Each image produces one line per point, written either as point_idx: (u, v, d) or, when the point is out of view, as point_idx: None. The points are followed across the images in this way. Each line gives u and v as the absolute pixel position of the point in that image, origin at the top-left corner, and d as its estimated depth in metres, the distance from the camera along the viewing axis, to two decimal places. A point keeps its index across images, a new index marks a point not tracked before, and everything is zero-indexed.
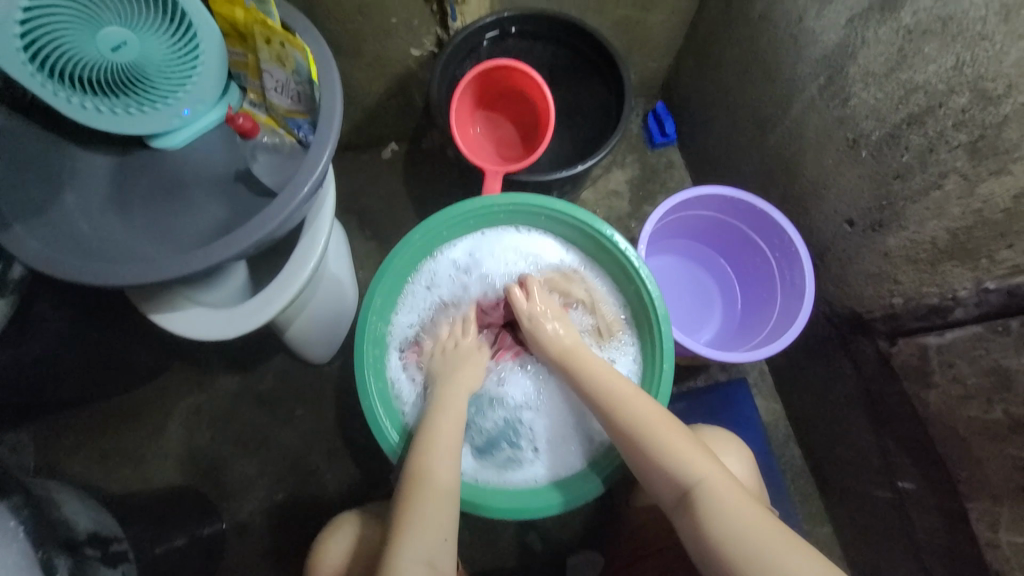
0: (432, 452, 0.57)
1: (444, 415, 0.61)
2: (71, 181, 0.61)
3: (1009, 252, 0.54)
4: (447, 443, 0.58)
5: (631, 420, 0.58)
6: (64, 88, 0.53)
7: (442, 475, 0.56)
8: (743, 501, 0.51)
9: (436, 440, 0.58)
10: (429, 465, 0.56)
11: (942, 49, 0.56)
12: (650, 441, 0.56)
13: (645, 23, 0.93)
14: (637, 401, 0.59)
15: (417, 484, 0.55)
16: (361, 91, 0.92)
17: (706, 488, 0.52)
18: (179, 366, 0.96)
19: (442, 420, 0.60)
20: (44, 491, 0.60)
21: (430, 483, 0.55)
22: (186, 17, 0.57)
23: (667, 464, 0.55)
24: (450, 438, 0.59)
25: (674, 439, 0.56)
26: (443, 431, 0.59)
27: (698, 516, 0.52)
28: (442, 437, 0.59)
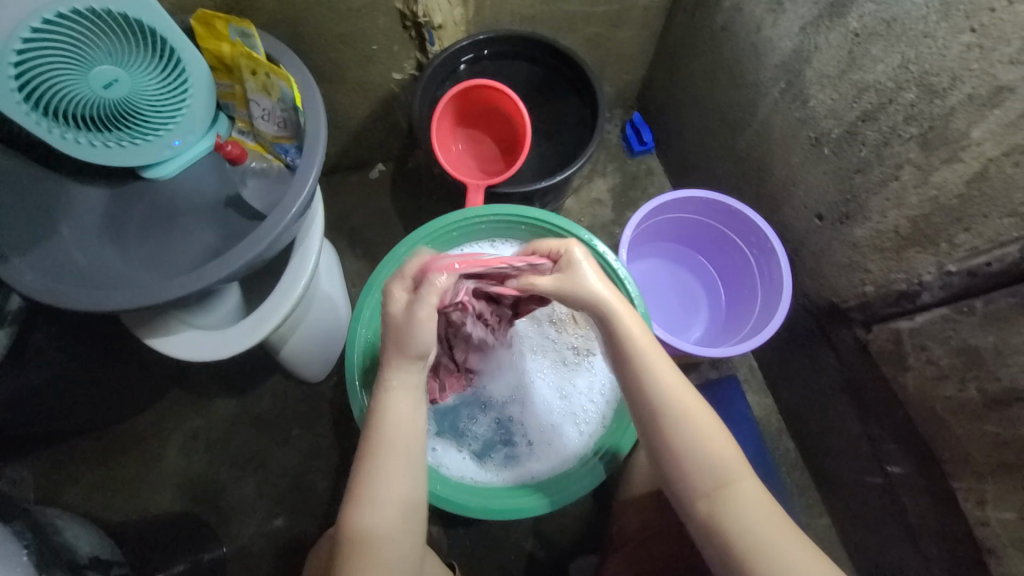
0: (382, 466, 0.51)
1: (392, 415, 0.52)
2: (65, 212, 0.63)
3: (966, 235, 0.57)
4: (397, 452, 0.51)
5: (670, 405, 0.52)
6: (58, 125, 0.56)
7: (394, 488, 0.51)
8: (766, 506, 0.49)
9: (383, 453, 0.51)
10: (378, 482, 0.50)
11: (887, 50, 0.60)
12: (683, 430, 0.51)
13: (616, 39, 0.97)
14: (675, 384, 0.53)
15: (361, 508, 0.50)
16: (346, 115, 0.96)
17: (736, 488, 0.50)
18: (176, 391, 0.96)
19: (391, 418, 0.52)
20: (46, 518, 0.60)
21: (380, 504, 0.50)
22: (176, 53, 0.60)
23: (697, 457, 0.51)
24: (402, 444, 0.52)
25: (709, 431, 0.52)
26: (396, 436, 0.52)
27: (721, 513, 0.49)
28: (393, 443, 0.51)
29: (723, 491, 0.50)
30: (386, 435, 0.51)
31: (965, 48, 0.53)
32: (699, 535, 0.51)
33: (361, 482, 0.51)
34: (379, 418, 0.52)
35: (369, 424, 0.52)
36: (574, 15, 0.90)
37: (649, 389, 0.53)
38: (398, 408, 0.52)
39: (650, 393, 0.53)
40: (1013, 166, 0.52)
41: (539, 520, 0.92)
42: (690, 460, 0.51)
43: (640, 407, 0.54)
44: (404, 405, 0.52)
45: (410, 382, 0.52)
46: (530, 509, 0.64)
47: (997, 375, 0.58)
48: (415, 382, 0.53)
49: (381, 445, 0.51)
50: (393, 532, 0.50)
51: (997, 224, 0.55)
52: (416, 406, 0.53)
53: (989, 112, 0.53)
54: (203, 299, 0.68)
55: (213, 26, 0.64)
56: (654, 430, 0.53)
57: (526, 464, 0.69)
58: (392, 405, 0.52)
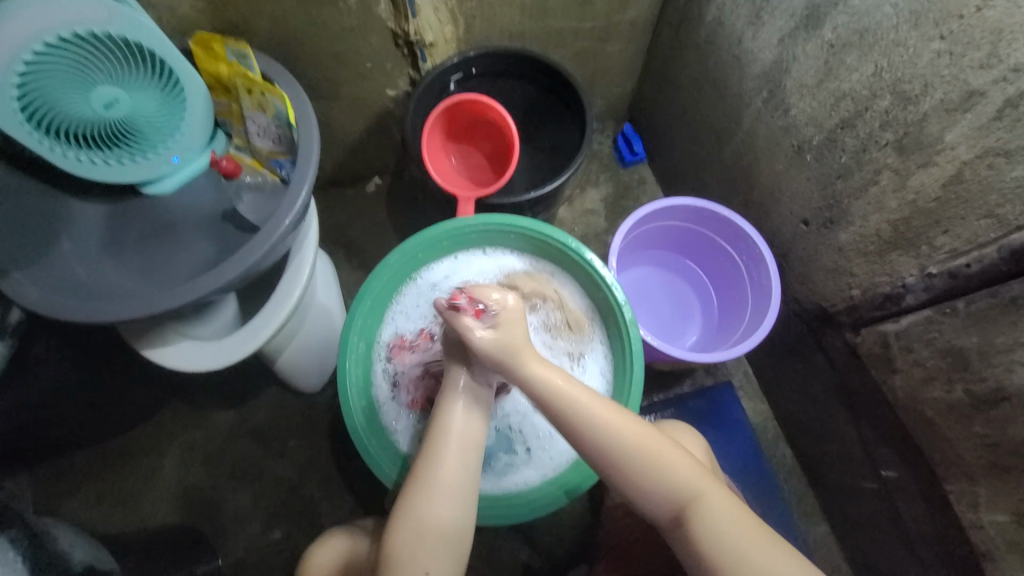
0: (444, 454, 0.53)
1: (458, 405, 0.56)
2: (67, 228, 0.65)
3: (945, 237, 0.58)
4: (458, 441, 0.54)
5: (617, 452, 0.52)
6: (59, 143, 0.58)
7: (453, 475, 0.53)
8: (734, 515, 0.50)
9: (445, 440, 0.54)
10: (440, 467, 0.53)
11: (861, 59, 0.61)
12: (634, 465, 0.52)
13: (605, 53, 0.99)
14: (615, 420, 0.53)
15: (424, 494, 0.52)
16: (342, 130, 0.98)
17: (700, 504, 0.51)
18: (175, 404, 0.97)
19: (455, 408, 0.56)
20: (43, 527, 0.61)
21: (439, 491, 0.52)
22: (174, 74, 0.62)
23: (656, 485, 0.51)
24: (463, 434, 0.55)
25: (662, 454, 0.52)
26: (457, 426, 0.55)
27: (689, 533, 0.50)
28: (455, 432, 0.55)
29: (688, 510, 0.51)
30: (450, 424, 0.55)
31: (936, 55, 0.55)
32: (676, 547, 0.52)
33: (422, 469, 0.53)
34: (446, 407, 0.56)
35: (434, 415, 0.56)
36: (562, 30, 0.92)
37: (590, 438, 0.53)
38: (464, 398, 0.56)
39: (592, 441, 0.53)
40: (987, 169, 0.53)
41: (535, 529, 0.91)
42: (649, 488, 0.52)
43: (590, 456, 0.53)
44: (467, 398, 0.57)
45: (473, 377, 0.58)
46: (538, 509, 0.66)
47: (983, 376, 0.58)
48: (477, 376, 0.58)
49: (444, 434, 0.55)
50: (452, 519, 0.51)
51: (975, 226, 0.56)
52: (478, 403, 0.57)
53: (960, 116, 0.54)
54: (201, 309, 0.70)
55: (211, 48, 0.67)
56: (607, 472, 0.53)
57: (521, 471, 0.69)
58: (457, 396, 0.57)
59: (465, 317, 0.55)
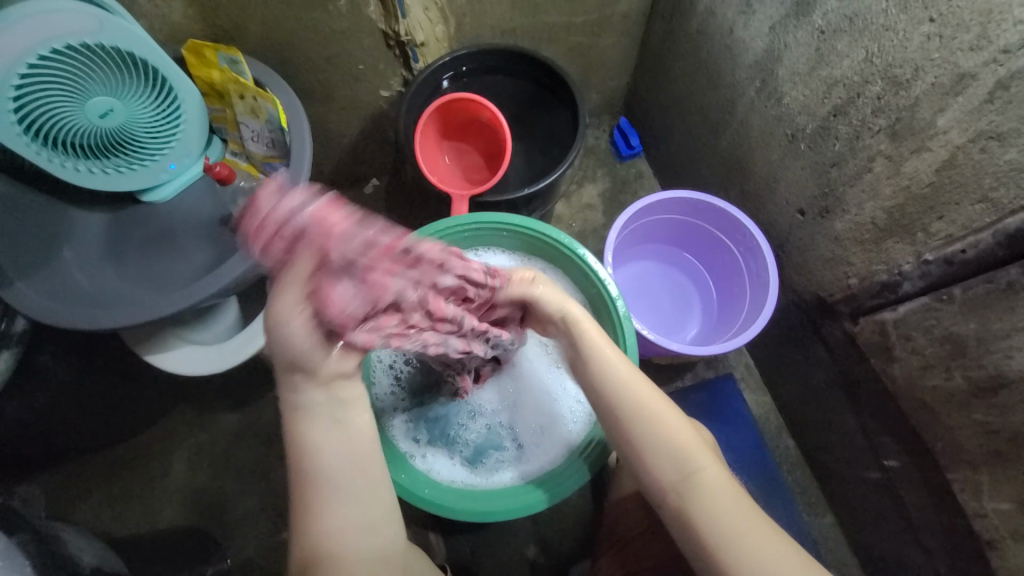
0: (321, 493, 0.48)
1: (321, 441, 0.47)
2: (68, 237, 0.66)
3: (940, 224, 0.58)
4: (333, 479, 0.48)
5: (633, 410, 0.53)
6: (57, 154, 0.59)
7: (335, 504, 0.48)
8: (737, 500, 0.49)
9: (318, 483, 0.48)
10: (322, 504, 0.48)
11: (852, 45, 0.61)
12: (647, 431, 0.52)
13: (598, 47, 0.99)
14: (632, 378, 0.54)
15: (314, 534, 0.48)
16: (338, 133, 0.99)
17: (704, 480, 0.50)
18: (181, 407, 0.99)
19: (317, 446, 0.47)
20: (51, 531, 0.63)
21: (326, 532, 0.48)
22: (168, 82, 0.63)
23: (662, 455, 0.51)
24: (337, 464, 0.48)
25: (672, 423, 0.52)
26: (327, 456, 0.47)
27: (688, 510, 0.49)
28: (325, 471, 0.48)
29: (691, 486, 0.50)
30: (316, 466, 0.47)
31: (926, 38, 0.54)
32: (673, 529, 0.51)
33: (304, 509, 0.48)
34: (303, 446, 0.47)
35: (296, 458, 0.47)
36: (554, 26, 0.92)
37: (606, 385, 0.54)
38: (322, 435, 0.47)
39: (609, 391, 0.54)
40: (980, 152, 0.53)
41: (539, 525, 0.92)
42: (654, 459, 0.51)
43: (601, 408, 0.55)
44: (324, 430, 0.47)
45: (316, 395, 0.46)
46: (524, 507, 0.64)
47: (982, 362, 0.57)
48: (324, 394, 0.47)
49: (315, 475, 0.47)
50: (354, 550, 0.49)
51: (969, 211, 0.55)
52: (340, 427, 0.48)
53: (952, 100, 0.54)
54: (203, 314, 0.71)
55: (203, 55, 0.67)
56: (614, 427, 0.54)
57: (515, 467, 0.70)
58: (313, 433, 0.47)
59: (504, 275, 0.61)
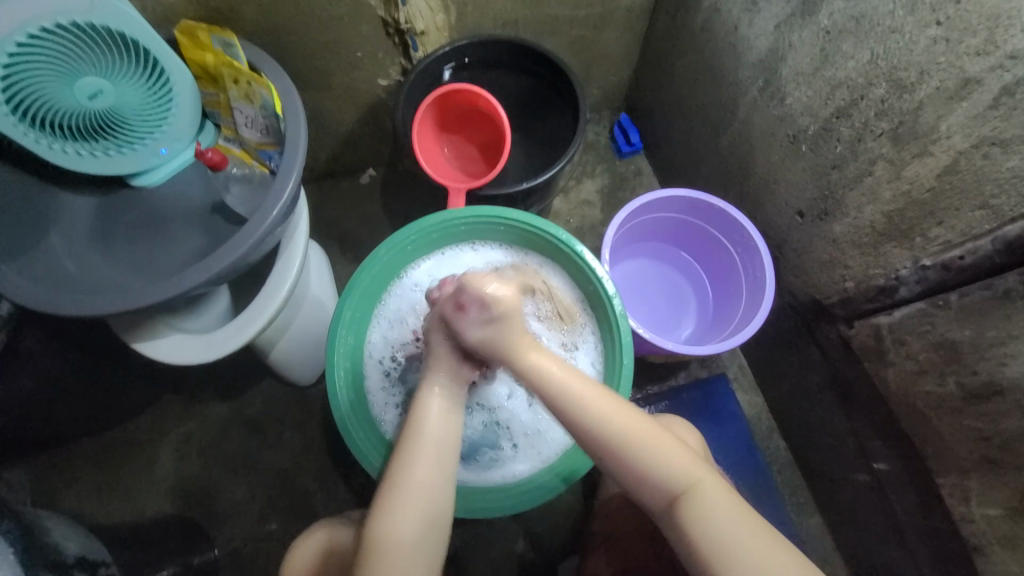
0: (414, 465, 0.52)
1: (432, 418, 0.55)
2: (54, 220, 0.65)
3: (939, 229, 0.58)
4: (428, 450, 0.53)
5: (615, 435, 0.51)
6: (45, 135, 0.58)
7: (428, 474, 0.52)
8: (732, 509, 0.49)
9: (415, 458, 0.53)
10: (413, 468, 0.52)
11: (857, 46, 0.60)
12: (630, 453, 0.51)
13: (600, 41, 0.98)
14: (604, 405, 0.52)
15: (395, 499, 0.51)
16: (334, 121, 0.97)
17: (696, 491, 0.50)
18: (170, 395, 0.97)
19: (428, 418, 0.55)
20: (34, 519, 0.62)
21: (409, 497, 0.51)
22: (159, 63, 0.61)
23: (648, 475, 0.51)
24: (434, 443, 0.54)
25: (657, 440, 0.52)
26: (433, 427, 0.55)
27: (682, 523, 0.49)
28: (426, 442, 0.54)
29: (682, 499, 0.50)
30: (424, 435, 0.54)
31: (932, 41, 0.53)
32: (670, 538, 0.51)
33: (394, 469, 0.52)
34: (420, 414, 0.55)
35: (409, 425, 0.55)
36: (557, 18, 0.91)
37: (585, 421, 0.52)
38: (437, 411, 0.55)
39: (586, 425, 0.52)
40: (983, 159, 0.52)
41: (528, 520, 0.92)
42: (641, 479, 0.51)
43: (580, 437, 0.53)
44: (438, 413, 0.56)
45: (447, 401, 0.56)
46: (519, 504, 0.64)
47: (975, 369, 0.57)
48: (454, 390, 0.57)
49: (415, 444, 0.53)
50: (421, 526, 0.50)
51: (969, 217, 0.55)
52: (453, 414, 0.56)
53: (957, 105, 0.53)
54: (193, 303, 0.70)
55: (196, 37, 0.65)
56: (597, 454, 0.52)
57: (507, 466, 0.70)
58: (432, 407, 0.56)
59: (464, 312, 0.56)
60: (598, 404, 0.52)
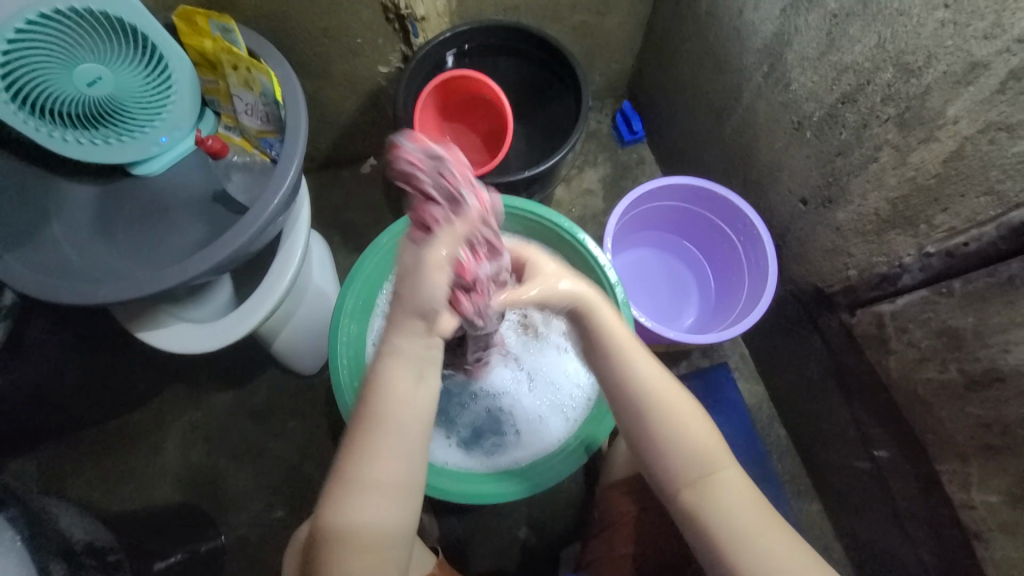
0: (376, 453, 0.42)
1: (394, 401, 0.42)
2: (56, 211, 0.64)
3: (944, 216, 0.57)
4: (393, 443, 0.42)
5: (660, 409, 0.51)
6: (45, 123, 0.57)
7: (391, 469, 0.42)
8: (750, 498, 0.50)
9: (377, 441, 0.42)
10: (371, 462, 0.42)
11: (864, 30, 0.59)
12: (668, 428, 0.50)
13: (603, 27, 0.97)
14: (656, 377, 0.52)
15: (351, 496, 0.42)
16: (335, 110, 0.96)
17: (719, 479, 0.50)
18: (174, 385, 0.98)
19: (391, 402, 0.42)
20: (42, 505, 0.62)
21: (367, 498, 0.42)
22: (157, 50, 0.61)
23: (676, 450, 0.50)
24: (398, 431, 0.42)
25: (695, 423, 0.51)
26: (399, 407, 0.42)
27: (700, 504, 0.49)
28: (389, 431, 0.42)
29: (705, 481, 0.50)
30: (385, 422, 0.42)
31: (940, 24, 0.52)
32: (679, 520, 0.52)
33: (352, 454, 0.42)
34: (374, 395, 0.42)
35: (363, 408, 0.42)
36: (559, 3, 0.89)
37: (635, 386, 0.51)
38: (400, 390, 0.42)
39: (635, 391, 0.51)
40: (989, 144, 0.52)
41: (530, 507, 0.93)
42: (670, 452, 0.50)
43: (624, 402, 0.52)
44: (408, 388, 0.42)
45: (416, 363, 0.42)
46: (520, 490, 0.64)
47: (978, 356, 0.57)
48: (422, 356, 0.42)
49: (375, 431, 0.42)
50: (385, 526, 0.42)
51: (974, 204, 0.54)
52: (424, 386, 0.42)
53: (964, 89, 0.53)
54: (195, 293, 0.70)
55: (195, 23, 0.64)
56: (635, 421, 0.52)
57: (509, 452, 0.70)
58: (394, 388, 0.42)
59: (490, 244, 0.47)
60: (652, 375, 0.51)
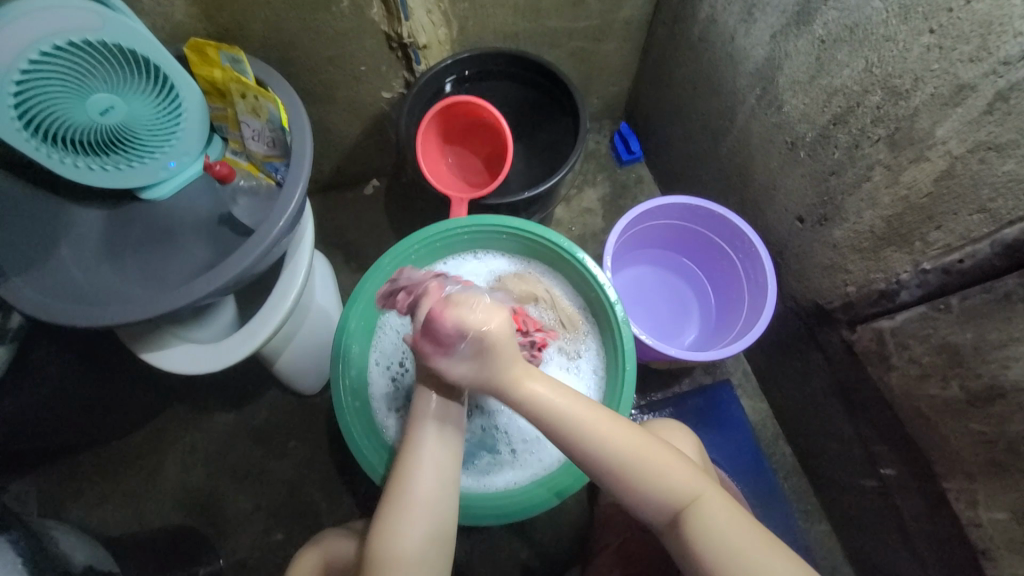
0: (418, 479, 0.52)
1: (429, 443, 0.53)
2: (65, 234, 0.66)
3: (938, 233, 0.58)
4: (432, 470, 0.52)
5: (623, 460, 0.50)
6: (57, 150, 0.59)
7: (425, 496, 0.51)
8: (735, 517, 0.50)
9: (419, 469, 0.52)
10: (411, 489, 0.51)
11: (852, 54, 0.61)
12: (642, 473, 0.50)
13: (600, 52, 0.99)
14: (611, 429, 0.51)
15: (401, 515, 0.50)
16: (339, 134, 0.99)
17: (702, 505, 0.50)
18: (176, 406, 0.98)
19: (427, 440, 0.53)
20: (42, 528, 0.62)
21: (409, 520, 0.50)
22: (168, 80, 0.63)
23: (656, 488, 0.50)
24: (434, 466, 0.52)
25: (663, 459, 0.51)
26: (433, 444, 0.53)
27: (687, 535, 0.49)
28: (426, 462, 0.52)
29: (688, 509, 0.50)
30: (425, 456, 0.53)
31: (926, 49, 0.54)
32: (675, 555, 0.51)
33: (396, 487, 0.52)
34: (415, 438, 0.54)
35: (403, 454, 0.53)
36: (556, 30, 0.92)
37: (592, 452, 0.50)
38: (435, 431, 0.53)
39: (595, 454, 0.50)
40: (979, 163, 0.53)
41: (533, 529, 0.91)
42: (649, 491, 0.50)
43: (590, 467, 0.51)
44: (435, 433, 0.54)
45: (439, 415, 0.54)
46: (513, 512, 0.65)
47: (978, 372, 0.57)
48: (446, 414, 0.55)
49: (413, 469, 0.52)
50: (432, 541, 0.51)
51: (967, 221, 0.55)
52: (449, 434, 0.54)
53: (952, 111, 0.54)
54: (199, 315, 0.71)
55: (205, 53, 0.67)
56: (606, 479, 0.51)
57: (503, 472, 0.70)
58: (428, 431, 0.54)
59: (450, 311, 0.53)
60: (607, 428, 0.51)
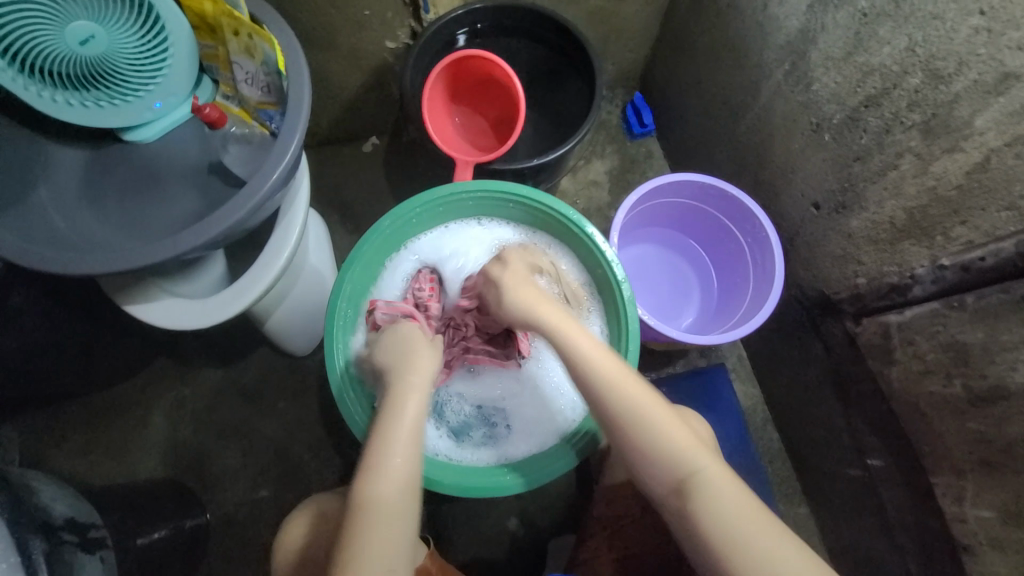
0: (397, 432, 0.53)
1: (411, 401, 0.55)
2: (44, 173, 0.61)
3: (962, 229, 0.56)
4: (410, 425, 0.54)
5: (634, 417, 0.52)
6: (34, 82, 0.55)
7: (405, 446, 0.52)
8: (740, 494, 0.49)
9: (397, 424, 0.53)
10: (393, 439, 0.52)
11: (894, 31, 0.57)
12: (650, 431, 0.52)
13: (620, 14, 0.93)
14: (631, 387, 0.54)
15: (380, 464, 0.51)
16: (338, 85, 0.93)
17: (706, 478, 0.50)
18: (163, 360, 0.96)
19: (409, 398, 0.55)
20: (23, 478, 0.61)
21: (388, 466, 0.51)
22: (154, 11, 0.57)
23: (662, 451, 0.51)
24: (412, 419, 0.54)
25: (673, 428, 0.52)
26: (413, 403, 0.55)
27: (684, 501, 0.49)
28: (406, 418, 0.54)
29: (689, 478, 0.50)
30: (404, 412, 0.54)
31: (973, 31, 0.51)
32: (673, 523, 0.52)
33: (378, 439, 0.52)
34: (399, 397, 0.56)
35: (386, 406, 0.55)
36: None
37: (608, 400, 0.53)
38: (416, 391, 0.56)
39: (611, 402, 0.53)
40: (1015, 158, 0.51)
41: (520, 499, 0.92)
42: (653, 454, 0.51)
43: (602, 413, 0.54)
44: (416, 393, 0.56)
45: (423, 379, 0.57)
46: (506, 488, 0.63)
47: (984, 372, 0.57)
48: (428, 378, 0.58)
49: (395, 420, 0.54)
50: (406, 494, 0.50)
51: (994, 218, 0.53)
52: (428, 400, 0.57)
53: (994, 100, 0.51)
54: (187, 268, 0.66)
55: None
56: (614, 429, 0.54)
57: (497, 447, 0.69)
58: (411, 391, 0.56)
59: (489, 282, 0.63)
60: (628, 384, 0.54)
